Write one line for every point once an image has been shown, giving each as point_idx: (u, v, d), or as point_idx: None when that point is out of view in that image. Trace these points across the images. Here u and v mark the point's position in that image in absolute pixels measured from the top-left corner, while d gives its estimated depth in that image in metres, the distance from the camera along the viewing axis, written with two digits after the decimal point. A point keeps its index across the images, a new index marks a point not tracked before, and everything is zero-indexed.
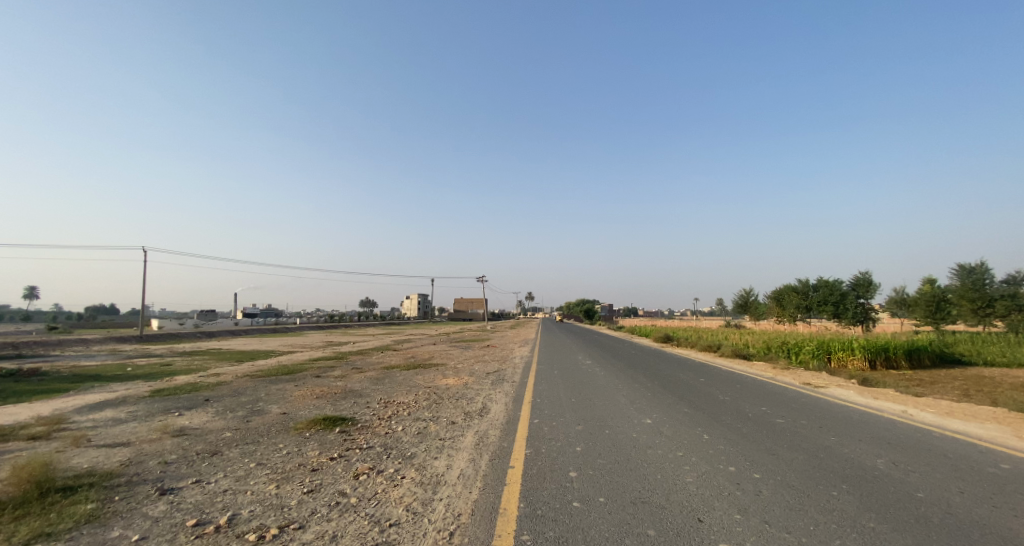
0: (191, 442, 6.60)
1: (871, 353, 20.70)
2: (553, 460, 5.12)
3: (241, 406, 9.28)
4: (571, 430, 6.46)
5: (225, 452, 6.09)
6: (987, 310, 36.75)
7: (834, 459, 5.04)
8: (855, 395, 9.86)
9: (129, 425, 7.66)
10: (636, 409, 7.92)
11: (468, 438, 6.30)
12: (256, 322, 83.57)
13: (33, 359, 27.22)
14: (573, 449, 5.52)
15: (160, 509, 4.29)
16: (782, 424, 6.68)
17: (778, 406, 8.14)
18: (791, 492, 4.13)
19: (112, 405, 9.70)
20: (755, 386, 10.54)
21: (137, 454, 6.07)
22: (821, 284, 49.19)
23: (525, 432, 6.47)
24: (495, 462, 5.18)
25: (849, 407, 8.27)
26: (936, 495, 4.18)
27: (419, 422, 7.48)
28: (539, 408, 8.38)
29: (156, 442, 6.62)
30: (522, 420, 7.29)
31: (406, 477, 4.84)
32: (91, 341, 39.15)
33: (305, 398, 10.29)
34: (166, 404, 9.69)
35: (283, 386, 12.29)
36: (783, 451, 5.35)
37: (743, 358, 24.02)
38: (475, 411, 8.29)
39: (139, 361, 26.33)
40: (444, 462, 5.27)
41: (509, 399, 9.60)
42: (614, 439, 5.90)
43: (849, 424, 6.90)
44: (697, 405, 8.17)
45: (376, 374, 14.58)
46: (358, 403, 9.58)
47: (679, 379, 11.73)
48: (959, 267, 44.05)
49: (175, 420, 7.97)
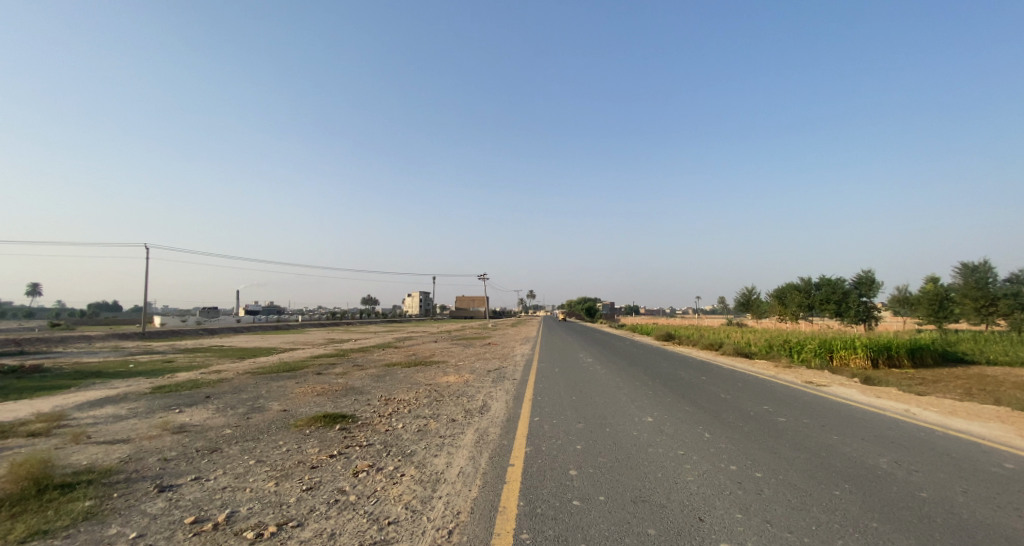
0: (191, 439, 6.60)
1: (873, 352, 20.59)
2: (553, 458, 5.07)
3: (242, 403, 9.31)
4: (572, 428, 6.42)
5: (225, 448, 6.10)
6: (989, 309, 36.60)
7: (838, 459, 4.99)
8: (857, 393, 9.83)
9: (129, 422, 7.69)
10: (637, 407, 7.88)
11: (468, 436, 6.29)
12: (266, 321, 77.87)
13: (36, 356, 27.29)
14: (572, 447, 5.49)
15: (158, 507, 4.28)
16: (784, 423, 6.63)
17: (780, 405, 8.09)
18: (793, 492, 4.10)
19: (113, 401, 9.74)
20: (757, 385, 10.48)
21: (137, 451, 6.07)
22: (823, 283, 49.08)
23: (525, 430, 6.43)
24: (495, 460, 5.14)
25: (851, 406, 8.22)
26: (940, 495, 4.14)
27: (420, 419, 7.49)
28: (539, 405, 8.35)
29: (156, 438, 6.64)
30: (522, 418, 7.27)
31: (406, 474, 4.83)
32: (94, 338, 39.35)
33: (306, 394, 10.33)
34: (167, 400, 9.73)
35: (284, 382, 12.33)
36: (786, 450, 5.30)
37: (745, 356, 23.94)
38: (475, 408, 8.29)
39: (142, 358, 26.48)
40: (444, 459, 5.25)
41: (509, 396, 9.58)
42: (615, 438, 5.86)
43: (851, 423, 6.85)
44: (699, 404, 8.13)
45: (376, 371, 14.62)
46: (358, 400, 9.60)
47: (681, 377, 11.67)
48: (962, 266, 43.81)
49: (176, 417, 8.00)
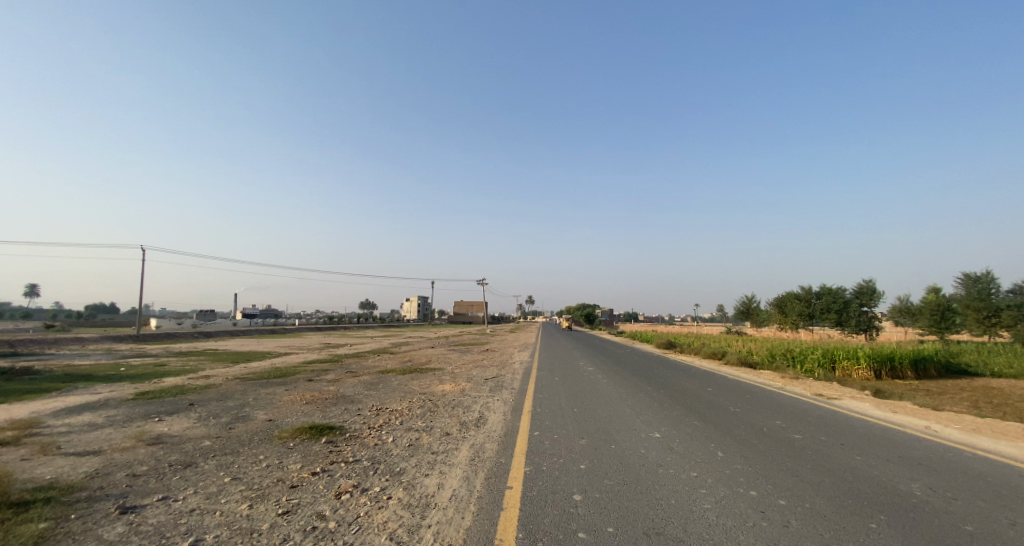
0: (166, 452, 6.13)
1: (877, 362, 20.20)
2: (554, 481, 4.65)
3: (226, 412, 8.83)
4: (574, 445, 5.98)
5: (200, 464, 5.62)
6: (993, 320, 36.38)
7: (867, 484, 4.60)
8: (869, 407, 9.46)
9: (103, 432, 7.18)
10: (643, 421, 7.47)
11: (463, 452, 5.84)
12: (247, 322, 87.25)
13: (25, 358, 26.69)
14: (576, 467, 5.07)
15: (116, 532, 3.82)
16: (801, 441, 6.23)
17: (794, 420, 7.67)
18: (824, 524, 3.68)
19: (91, 409, 9.19)
20: (765, 397, 10.11)
21: (106, 464, 5.58)
22: (823, 292, 48.81)
23: (524, 446, 5.99)
24: (490, 482, 4.69)
25: (867, 421, 7.83)
26: (987, 528, 3.74)
27: (411, 433, 7.04)
28: (539, 418, 7.95)
29: (129, 451, 6.16)
30: (521, 432, 6.86)
31: (393, 497, 4.39)
32: (85, 340, 38.54)
33: (295, 403, 9.85)
34: (148, 408, 9.20)
35: (273, 390, 11.80)
36: (807, 473, 4.89)
37: (748, 366, 23.48)
38: (472, 421, 7.86)
39: (133, 361, 25.93)
40: (436, 480, 4.81)
41: (508, 408, 9.13)
42: (622, 456, 5.43)
43: (873, 441, 6.43)
44: (708, 418, 7.71)
45: (370, 379, 14.10)
46: (348, 410, 9.12)
47: (685, 388, 11.26)
48: (963, 276, 43.35)
49: (154, 427, 7.50)
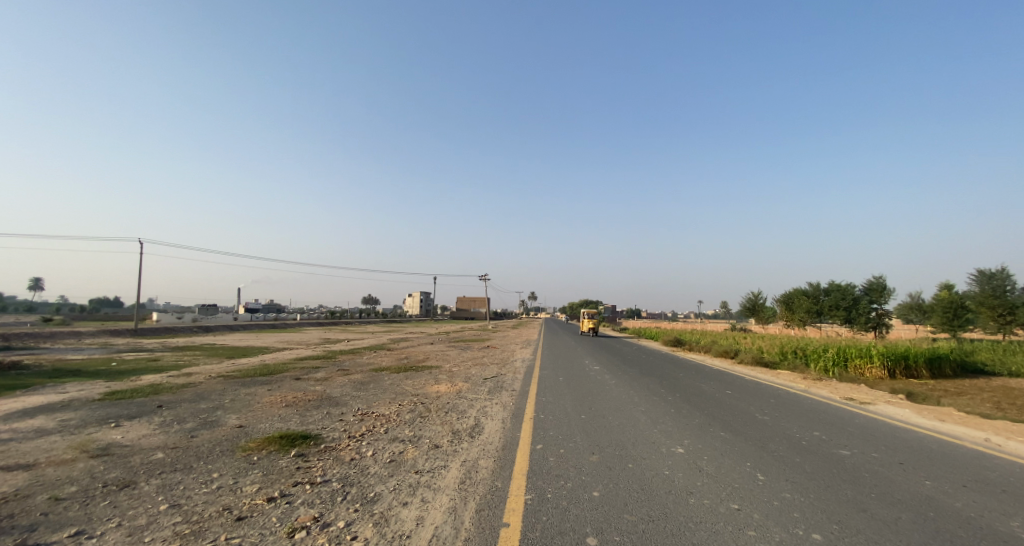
0: (107, 467, 5.24)
1: (892, 361, 19.22)
2: (562, 516, 3.71)
3: (194, 415, 7.94)
4: (583, 463, 5.07)
5: (141, 484, 4.73)
6: (1007, 318, 34.87)
7: (957, 524, 3.63)
8: (912, 414, 8.45)
9: (46, 440, 6.30)
10: (661, 431, 6.54)
11: (452, 473, 4.90)
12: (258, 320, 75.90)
13: (17, 352, 25.97)
14: (588, 494, 4.17)
15: None
16: (851, 459, 5.29)
17: (834, 431, 6.69)
18: None
19: (50, 410, 8.37)
20: (794, 402, 9.10)
21: (29, 484, 4.69)
22: (832, 288, 47.48)
23: (525, 465, 5.09)
24: (482, 518, 3.75)
25: (916, 432, 6.86)
26: None
27: (395, 445, 6.11)
28: (542, 427, 7.03)
29: (65, 465, 5.28)
30: (521, 446, 5.93)
31: (358, 538, 3.47)
32: (83, 334, 37.83)
33: (272, 405, 8.95)
34: (112, 410, 8.34)
35: (254, 390, 10.93)
36: (876, 505, 3.93)
37: (756, 365, 22.58)
38: (465, 430, 6.92)
39: (126, 355, 25.22)
40: (415, 512, 3.89)
41: (507, 414, 8.17)
42: (642, 480, 4.50)
43: (938, 459, 5.43)
44: (735, 429, 6.74)
45: (362, 377, 13.32)
46: (329, 414, 8.21)
47: (703, 392, 10.26)
48: (978, 273, 41.64)
49: (106, 434, 6.61)
